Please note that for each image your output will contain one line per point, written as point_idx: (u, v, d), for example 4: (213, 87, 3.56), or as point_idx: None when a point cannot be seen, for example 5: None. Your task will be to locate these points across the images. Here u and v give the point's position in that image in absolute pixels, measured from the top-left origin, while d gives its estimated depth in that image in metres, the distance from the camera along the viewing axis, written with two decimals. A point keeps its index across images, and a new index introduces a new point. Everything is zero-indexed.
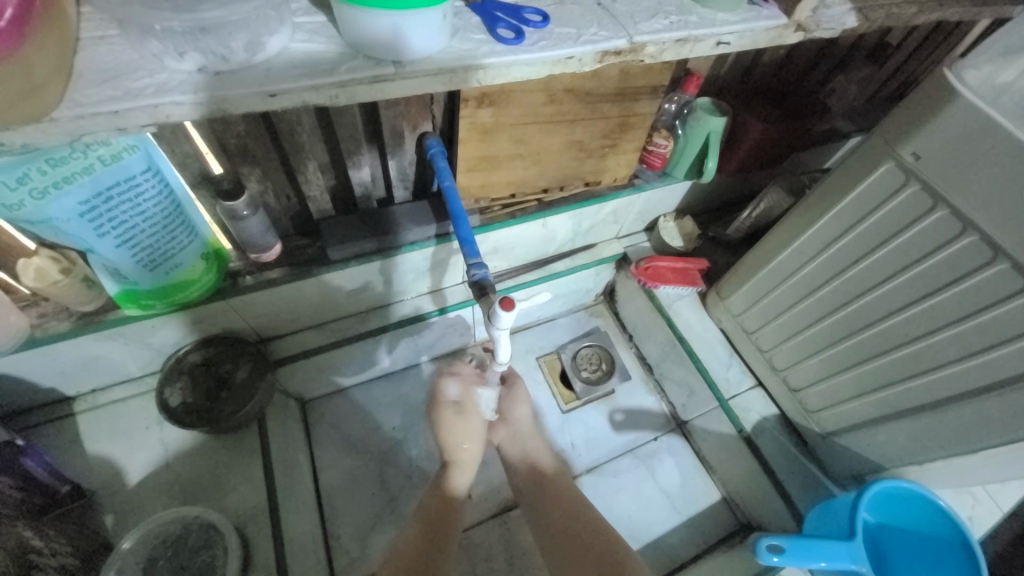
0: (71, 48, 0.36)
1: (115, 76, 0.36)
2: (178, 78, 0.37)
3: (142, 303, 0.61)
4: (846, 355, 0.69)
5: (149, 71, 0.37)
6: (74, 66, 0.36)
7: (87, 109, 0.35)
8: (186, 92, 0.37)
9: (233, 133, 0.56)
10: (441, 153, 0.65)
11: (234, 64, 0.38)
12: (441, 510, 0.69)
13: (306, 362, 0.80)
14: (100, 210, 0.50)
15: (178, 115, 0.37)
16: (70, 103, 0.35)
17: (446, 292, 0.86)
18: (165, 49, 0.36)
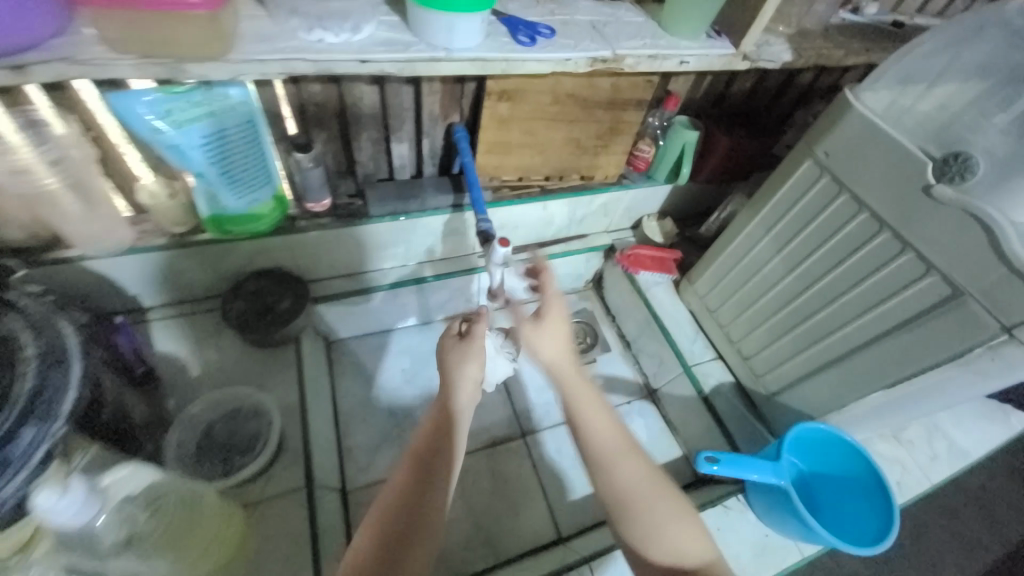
0: (237, 20, 0.54)
1: (264, 40, 0.54)
2: (304, 43, 0.55)
3: (227, 227, 0.77)
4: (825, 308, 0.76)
5: (284, 40, 0.55)
6: (238, 30, 0.54)
7: (246, 59, 0.52)
8: (308, 55, 0.54)
9: (312, 102, 0.74)
10: (464, 137, 0.83)
11: (340, 40, 0.56)
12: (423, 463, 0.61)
13: (337, 305, 0.95)
14: (211, 145, 0.67)
15: (300, 70, 0.55)
16: (235, 53, 0.53)
17: (458, 260, 1.01)
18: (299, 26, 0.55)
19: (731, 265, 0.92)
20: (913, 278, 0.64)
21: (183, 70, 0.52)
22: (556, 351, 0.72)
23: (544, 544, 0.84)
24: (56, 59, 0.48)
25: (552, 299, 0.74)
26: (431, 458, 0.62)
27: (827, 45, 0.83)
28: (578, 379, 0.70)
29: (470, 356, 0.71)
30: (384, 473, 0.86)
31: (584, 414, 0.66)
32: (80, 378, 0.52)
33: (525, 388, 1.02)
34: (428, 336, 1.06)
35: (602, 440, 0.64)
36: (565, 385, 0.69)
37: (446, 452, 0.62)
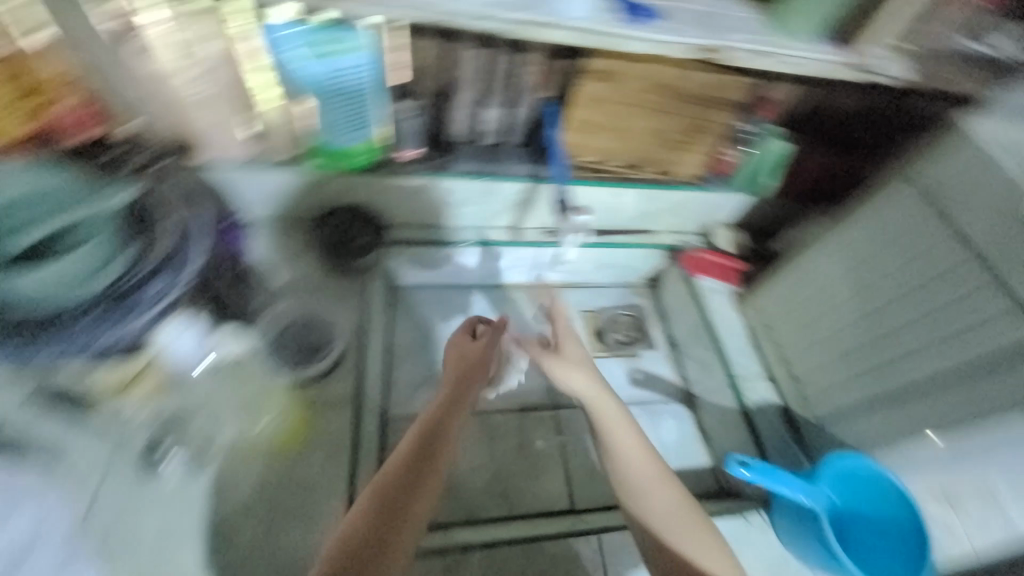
0: None
1: None
2: None
3: (323, 158, 0.84)
4: (893, 362, 0.79)
5: None
6: None
7: None
8: None
9: (421, 56, 0.78)
10: (554, 113, 0.89)
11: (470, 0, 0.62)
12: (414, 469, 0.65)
13: (404, 252, 1.01)
14: (322, 81, 0.74)
15: None
16: None
17: (523, 231, 1.05)
18: None
19: (804, 289, 0.96)
20: (986, 315, 0.66)
21: None
22: (581, 380, 0.78)
23: (555, 512, 0.86)
24: None
25: (563, 333, 0.87)
26: (425, 463, 0.66)
27: (963, 69, 0.76)
28: (603, 398, 0.75)
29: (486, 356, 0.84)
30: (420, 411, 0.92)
31: (617, 439, 0.71)
32: (204, 253, 0.70)
33: None
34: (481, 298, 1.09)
35: (636, 463, 0.69)
36: (597, 413, 0.74)
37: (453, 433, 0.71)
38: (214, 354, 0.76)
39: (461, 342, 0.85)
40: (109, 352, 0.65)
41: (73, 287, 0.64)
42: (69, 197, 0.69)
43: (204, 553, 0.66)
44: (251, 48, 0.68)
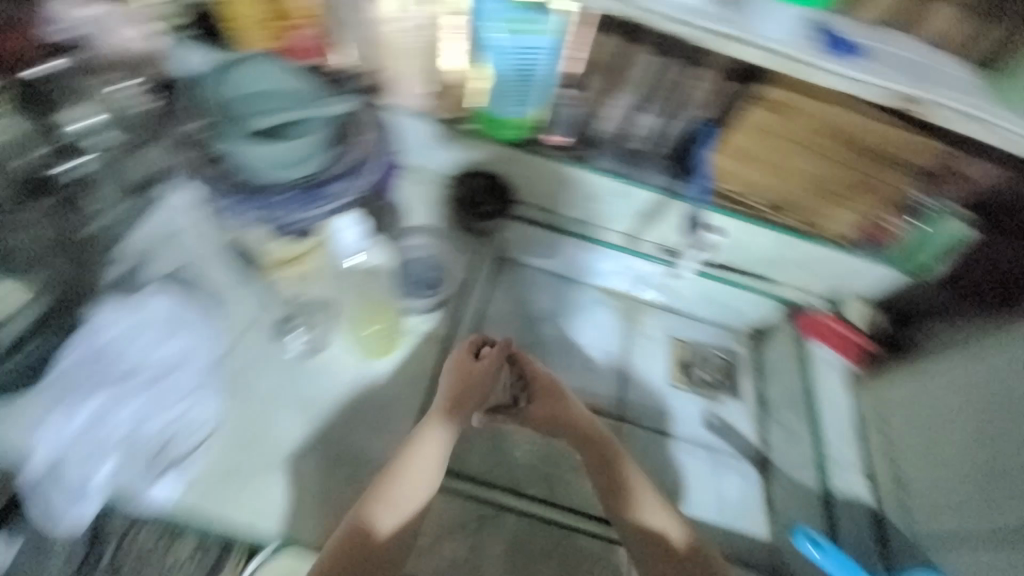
0: None
1: None
2: None
3: (481, 123, 0.92)
4: (1010, 496, 0.79)
5: None
6: None
7: None
8: None
9: (599, 52, 0.81)
10: (708, 134, 0.88)
11: None
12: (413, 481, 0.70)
13: (521, 229, 1.05)
14: (504, 53, 0.81)
15: None
16: None
17: (639, 242, 1.04)
18: None
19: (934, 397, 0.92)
20: None
21: None
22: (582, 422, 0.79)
23: None
24: None
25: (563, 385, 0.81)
26: (419, 479, 0.70)
27: None
28: (606, 441, 0.78)
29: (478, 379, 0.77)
30: None
31: (619, 477, 0.76)
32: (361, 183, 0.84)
33: (642, 383, 1.02)
34: (576, 293, 1.09)
35: (644, 498, 0.75)
36: (598, 454, 0.77)
37: (425, 451, 0.72)
38: (365, 256, 0.86)
39: (455, 366, 0.77)
40: (285, 230, 0.82)
41: (271, 171, 0.76)
42: (285, 92, 0.76)
43: (298, 424, 0.77)
44: (456, 21, 0.79)
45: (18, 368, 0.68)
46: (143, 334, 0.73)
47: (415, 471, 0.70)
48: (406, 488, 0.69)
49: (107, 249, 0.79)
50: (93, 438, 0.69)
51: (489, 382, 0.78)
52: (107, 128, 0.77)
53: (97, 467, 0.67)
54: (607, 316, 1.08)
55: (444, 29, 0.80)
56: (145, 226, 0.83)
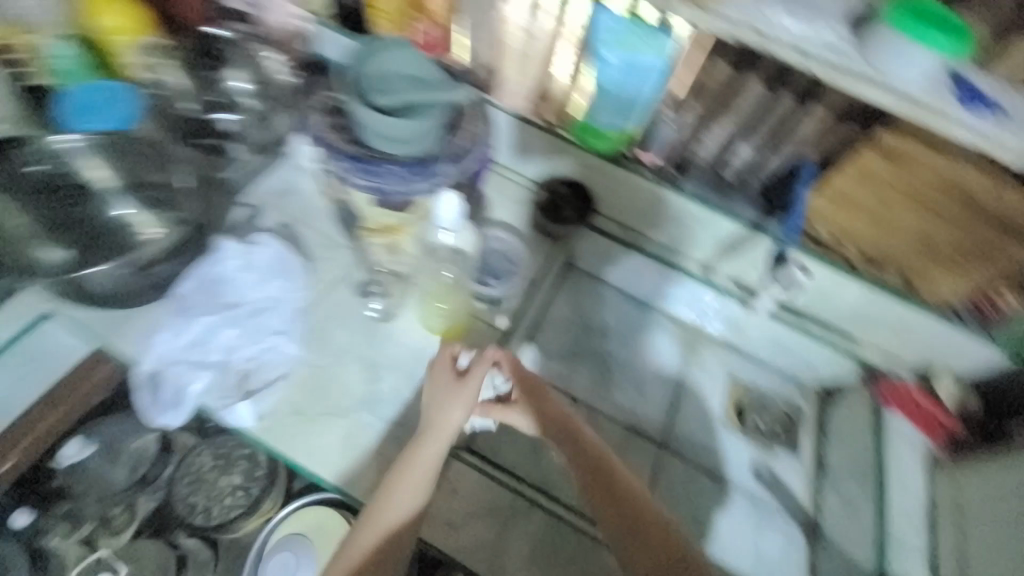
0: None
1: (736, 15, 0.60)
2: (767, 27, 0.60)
3: (579, 131, 0.94)
4: None
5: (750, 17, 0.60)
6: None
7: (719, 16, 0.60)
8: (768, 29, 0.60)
9: (708, 77, 0.81)
10: (810, 174, 0.84)
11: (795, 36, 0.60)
12: (406, 482, 0.67)
13: (594, 240, 1.05)
14: (614, 68, 0.82)
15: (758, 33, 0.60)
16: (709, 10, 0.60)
17: (714, 273, 1.02)
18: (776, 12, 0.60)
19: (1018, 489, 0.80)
20: None
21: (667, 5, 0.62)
22: (586, 448, 0.74)
23: None
24: None
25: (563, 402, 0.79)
26: (415, 480, 0.68)
27: None
28: (616, 474, 0.73)
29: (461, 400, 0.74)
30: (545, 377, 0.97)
31: (631, 513, 0.70)
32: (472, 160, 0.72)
33: (693, 417, 0.99)
34: (639, 315, 1.07)
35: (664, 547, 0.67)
36: (603, 485, 0.72)
37: (413, 469, 0.68)
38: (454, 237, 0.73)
39: (437, 374, 0.75)
40: (383, 203, 0.72)
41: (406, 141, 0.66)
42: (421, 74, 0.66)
43: (358, 373, 0.79)
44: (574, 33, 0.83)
45: (140, 284, 0.75)
46: (248, 274, 0.80)
47: (400, 492, 0.67)
48: (395, 503, 0.66)
49: (231, 195, 0.89)
50: (198, 353, 0.74)
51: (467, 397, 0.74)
52: (250, 96, 0.87)
53: (195, 377, 0.72)
54: (667, 342, 1.06)
55: (562, 39, 0.86)
56: (266, 179, 0.92)
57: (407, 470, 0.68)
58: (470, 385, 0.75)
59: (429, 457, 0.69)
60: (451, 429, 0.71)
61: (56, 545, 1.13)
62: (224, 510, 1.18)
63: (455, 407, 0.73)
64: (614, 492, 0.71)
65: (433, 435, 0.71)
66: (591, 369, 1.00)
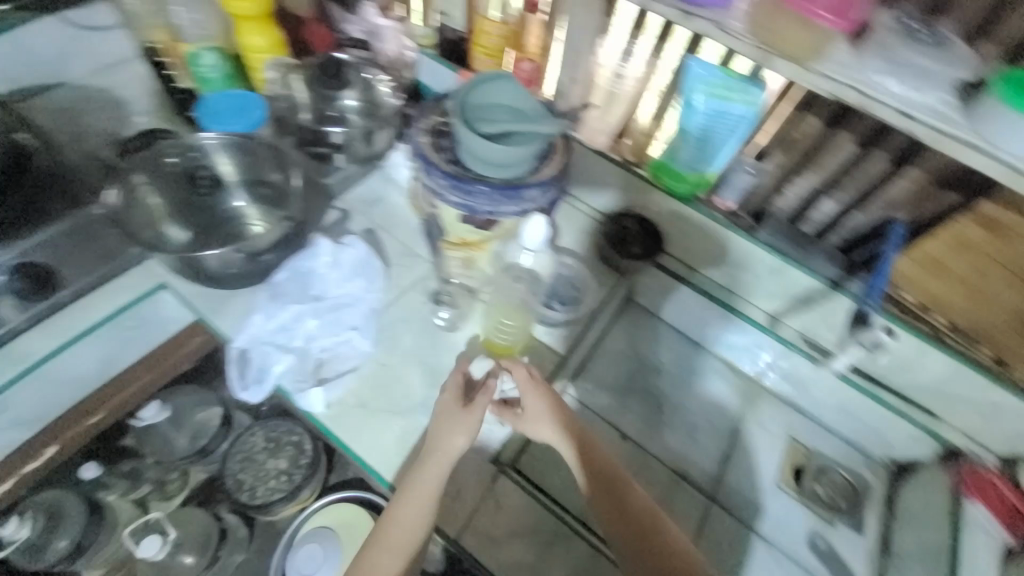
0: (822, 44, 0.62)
1: (836, 72, 0.61)
2: (866, 86, 0.61)
3: (659, 172, 0.97)
4: None
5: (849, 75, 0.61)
6: (825, 51, 0.62)
7: (816, 74, 0.61)
8: (865, 89, 0.61)
9: (796, 131, 0.83)
10: (899, 237, 0.81)
11: (896, 97, 0.60)
12: (412, 503, 0.69)
13: (659, 279, 1.06)
14: (703, 116, 0.84)
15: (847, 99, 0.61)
16: (807, 67, 0.62)
17: (782, 326, 1.00)
18: (876, 73, 0.61)
19: None
20: None
21: (764, 61, 0.64)
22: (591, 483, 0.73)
23: None
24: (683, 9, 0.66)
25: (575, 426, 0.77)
26: (420, 502, 0.69)
27: None
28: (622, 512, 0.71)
29: (462, 426, 0.73)
30: (596, 408, 0.97)
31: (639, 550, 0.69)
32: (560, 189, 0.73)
33: (744, 471, 0.95)
34: (699, 357, 1.07)
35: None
36: (611, 525, 0.71)
37: (413, 494, 0.70)
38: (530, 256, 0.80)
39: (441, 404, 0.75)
40: (470, 219, 0.75)
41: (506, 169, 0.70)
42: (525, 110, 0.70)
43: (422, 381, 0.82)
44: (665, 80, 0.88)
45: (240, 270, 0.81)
46: (335, 271, 0.84)
47: (406, 513, 0.69)
48: (403, 524, 0.68)
49: (328, 198, 0.98)
50: (281, 338, 0.80)
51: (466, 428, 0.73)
52: (351, 113, 0.95)
53: (278, 359, 0.78)
54: (723, 388, 1.04)
55: (652, 84, 0.91)
56: (359, 187, 1.01)
57: (411, 493, 0.69)
58: (473, 412, 0.74)
59: (429, 483, 0.70)
60: (452, 455, 0.72)
61: (112, 500, 1.27)
62: (267, 491, 1.29)
63: (455, 433, 0.72)
64: (620, 529, 0.70)
65: (434, 460, 0.72)
66: (642, 406, 0.99)
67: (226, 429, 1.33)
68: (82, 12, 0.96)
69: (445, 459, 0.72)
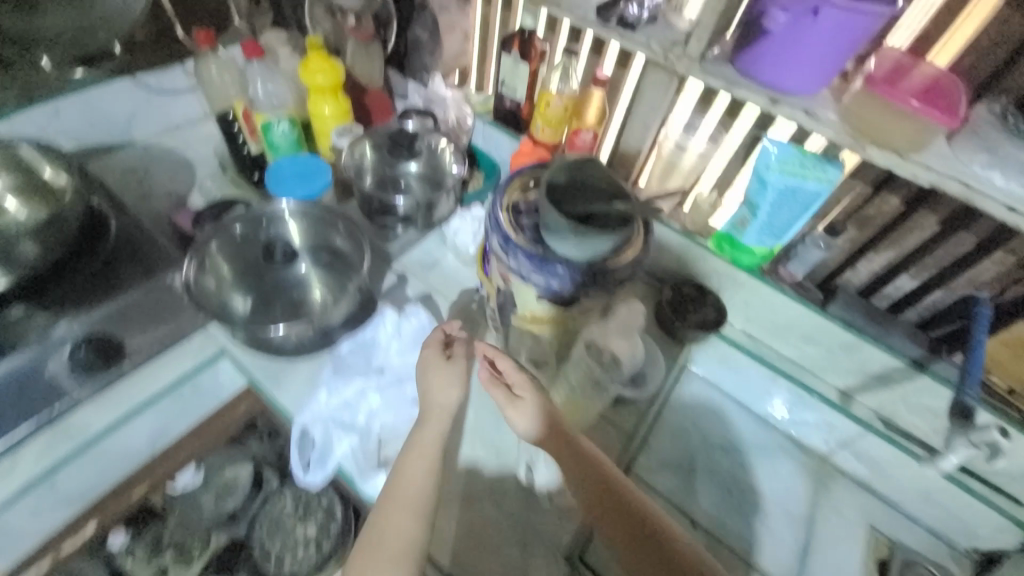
0: (921, 140, 0.61)
1: (935, 164, 0.60)
2: (970, 176, 0.59)
3: (725, 246, 0.94)
4: None
5: (950, 167, 0.60)
6: (926, 143, 0.61)
7: (915, 165, 0.60)
8: (967, 180, 0.59)
9: (871, 208, 0.84)
10: (984, 322, 0.76)
11: (1004, 194, 0.57)
12: (417, 451, 0.71)
13: (720, 348, 1.00)
14: (779, 194, 0.82)
15: (949, 189, 0.60)
16: (905, 157, 0.61)
17: (855, 402, 0.95)
18: (981, 164, 0.59)
19: None
20: None
21: (856, 148, 0.64)
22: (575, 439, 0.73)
23: None
24: (772, 93, 0.66)
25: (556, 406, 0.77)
26: (424, 453, 0.71)
27: None
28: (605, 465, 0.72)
29: (452, 381, 0.76)
30: (661, 489, 0.91)
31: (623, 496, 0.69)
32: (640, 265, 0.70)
33: (827, 564, 0.88)
34: (766, 438, 0.99)
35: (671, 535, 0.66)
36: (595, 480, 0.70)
37: (415, 447, 0.72)
38: None
39: (429, 364, 0.77)
40: (553, 299, 0.72)
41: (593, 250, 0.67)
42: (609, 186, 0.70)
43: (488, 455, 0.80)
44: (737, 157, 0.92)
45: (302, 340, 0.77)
46: (399, 335, 0.82)
47: (411, 464, 0.70)
48: (406, 478, 0.68)
49: (387, 262, 0.97)
50: (344, 415, 0.76)
51: (456, 385, 0.77)
52: (415, 178, 0.96)
53: (344, 438, 0.74)
54: (790, 468, 0.97)
55: (719, 160, 0.94)
56: (416, 250, 0.99)
57: (415, 443, 0.72)
58: (456, 365, 0.78)
59: (429, 432, 0.73)
60: (447, 409, 0.74)
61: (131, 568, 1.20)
62: (296, 562, 1.21)
63: (446, 389, 0.76)
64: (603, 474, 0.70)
65: (431, 418, 0.74)
66: (712, 487, 0.93)
67: (255, 490, 1.28)
68: (157, 78, 1.03)
69: (440, 415, 0.74)
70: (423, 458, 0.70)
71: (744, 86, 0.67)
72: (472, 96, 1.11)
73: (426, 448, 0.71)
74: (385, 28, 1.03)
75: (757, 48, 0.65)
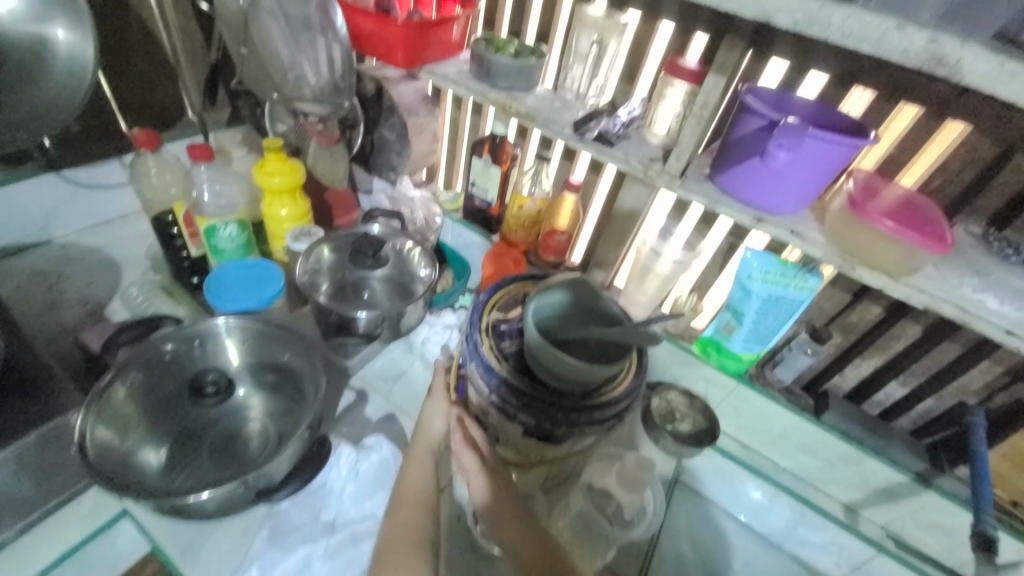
0: (913, 269, 0.60)
1: (927, 290, 0.58)
2: (964, 301, 0.57)
3: (710, 348, 0.91)
4: None
5: (942, 293, 0.58)
6: (917, 268, 0.60)
7: (908, 289, 0.59)
8: (962, 305, 0.57)
9: (854, 314, 0.84)
10: (983, 436, 0.74)
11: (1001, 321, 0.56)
12: (416, 462, 0.67)
13: (712, 462, 0.85)
14: (764, 301, 0.81)
15: (946, 313, 0.58)
16: (896, 281, 0.60)
17: (861, 517, 0.79)
18: (969, 290, 0.59)
19: None
20: None
21: (847, 269, 0.63)
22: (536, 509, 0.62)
23: None
24: (756, 215, 0.65)
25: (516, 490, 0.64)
26: (424, 461, 0.68)
27: None
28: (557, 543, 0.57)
29: (438, 409, 0.71)
30: None
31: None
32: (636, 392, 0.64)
33: None
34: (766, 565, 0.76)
35: None
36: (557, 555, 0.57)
37: (412, 461, 0.68)
38: None
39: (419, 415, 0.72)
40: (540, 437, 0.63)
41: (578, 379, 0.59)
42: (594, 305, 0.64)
43: None
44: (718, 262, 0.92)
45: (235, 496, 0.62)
46: (362, 471, 0.70)
47: (409, 472, 0.66)
48: (411, 475, 0.66)
49: (344, 377, 0.85)
50: None
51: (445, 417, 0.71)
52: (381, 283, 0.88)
53: None
54: None
55: (697, 265, 0.93)
56: (378, 362, 0.89)
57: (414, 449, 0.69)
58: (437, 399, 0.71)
59: (428, 436, 0.69)
60: (433, 436, 0.69)
61: None
62: None
63: (435, 416, 0.71)
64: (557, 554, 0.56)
65: (419, 441, 0.69)
66: None
67: None
68: (89, 172, 0.93)
69: (429, 445, 0.69)
70: (421, 470, 0.66)
71: (728, 204, 0.66)
72: (442, 195, 1.08)
73: (424, 462, 0.67)
74: (351, 129, 0.99)
75: (737, 171, 0.64)
